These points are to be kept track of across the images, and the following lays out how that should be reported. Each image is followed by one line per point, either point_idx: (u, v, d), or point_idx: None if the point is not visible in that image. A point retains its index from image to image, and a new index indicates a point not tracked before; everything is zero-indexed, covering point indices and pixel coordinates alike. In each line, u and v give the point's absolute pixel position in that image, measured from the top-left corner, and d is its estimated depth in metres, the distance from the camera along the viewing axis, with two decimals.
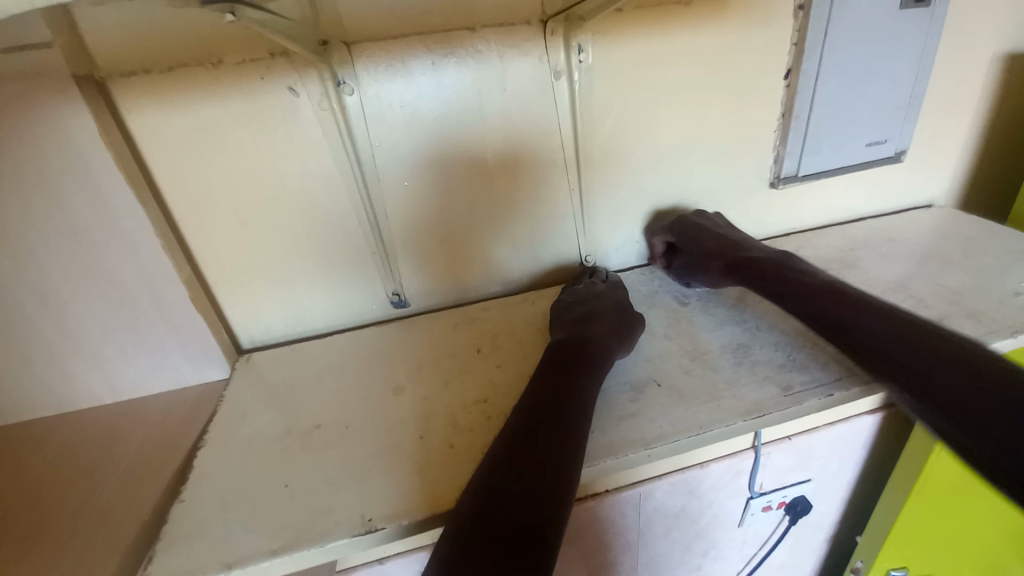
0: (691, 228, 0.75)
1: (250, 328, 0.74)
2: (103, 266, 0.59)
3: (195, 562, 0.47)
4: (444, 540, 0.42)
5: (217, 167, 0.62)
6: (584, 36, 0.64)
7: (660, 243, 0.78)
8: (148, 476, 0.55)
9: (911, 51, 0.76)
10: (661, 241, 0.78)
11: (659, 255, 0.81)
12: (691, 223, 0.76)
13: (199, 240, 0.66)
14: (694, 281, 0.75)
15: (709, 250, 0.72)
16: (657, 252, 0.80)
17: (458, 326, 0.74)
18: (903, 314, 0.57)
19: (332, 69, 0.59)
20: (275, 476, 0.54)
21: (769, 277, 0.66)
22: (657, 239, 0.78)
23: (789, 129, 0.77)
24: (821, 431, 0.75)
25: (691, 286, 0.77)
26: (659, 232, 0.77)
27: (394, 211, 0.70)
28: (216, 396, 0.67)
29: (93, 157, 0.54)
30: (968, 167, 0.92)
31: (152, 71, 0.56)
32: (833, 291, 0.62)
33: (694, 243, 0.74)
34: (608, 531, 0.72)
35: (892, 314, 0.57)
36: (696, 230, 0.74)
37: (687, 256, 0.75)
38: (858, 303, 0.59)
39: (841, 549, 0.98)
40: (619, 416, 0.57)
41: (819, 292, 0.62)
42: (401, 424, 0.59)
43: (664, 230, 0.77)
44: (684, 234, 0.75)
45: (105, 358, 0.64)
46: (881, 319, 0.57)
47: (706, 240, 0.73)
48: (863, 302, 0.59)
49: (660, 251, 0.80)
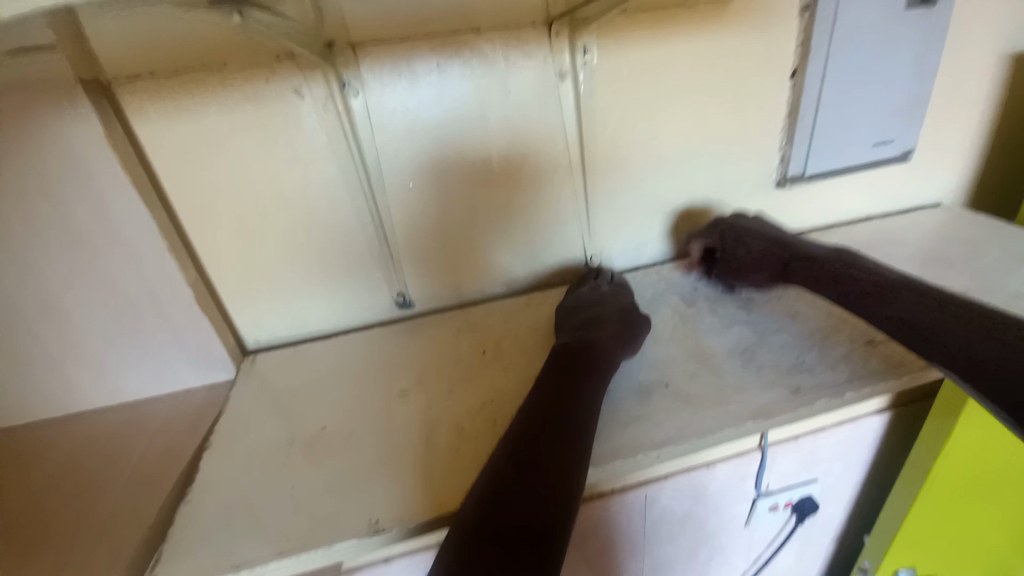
0: (733, 230, 0.73)
1: (255, 332, 0.75)
2: (110, 270, 0.59)
3: (202, 565, 0.47)
4: (448, 545, 0.42)
5: (222, 171, 0.62)
6: (588, 37, 0.64)
7: (698, 249, 0.75)
8: (153, 482, 0.56)
9: (917, 51, 0.75)
10: (701, 247, 0.75)
11: (693, 262, 0.77)
12: (732, 226, 0.74)
13: (204, 244, 0.67)
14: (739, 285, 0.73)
15: (756, 253, 0.71)
16: (693, 258, 0.76)
17: (463, 328, 0.74)
18: (927, 295, 0.56)
19: (337, 71, 0.59)
20: (281, 480, 0.54)
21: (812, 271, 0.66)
22: (696, 244, 0.75)
23: (795, 130, 0.77)
24: (827, 433, 0.75)
25: (735, 290, 0.75)
26: (699, 238, 0.75)
27: (398, 213, 0.70)
28: (221, 400, 0.68)
29: (99, 162, 0.55)
30: (975, 167, 0.92)
31: (156, 75, 0.56)
32: (856, 273, 0.62)
33: (740, 248, 0.72)
34: (614, 534, 0.72)
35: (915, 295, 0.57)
36: (741, 232, 0.73)
37: (732, 261, 0.73)
38: (880, 285, 0.60)
39: (848, 551, 0.98)
40: (625, 420, 0.57)
41: (851, 281, 0.62)
42: (406, 428, 0.59)
43: (704, 235, 0.75)
44: (729, 238, 0.73)
45: (112, 362, 0.64)
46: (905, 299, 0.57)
47: (749, 243, 0.72)
48: (886, 283, 0.60)
49: (697, 257, 0.76)
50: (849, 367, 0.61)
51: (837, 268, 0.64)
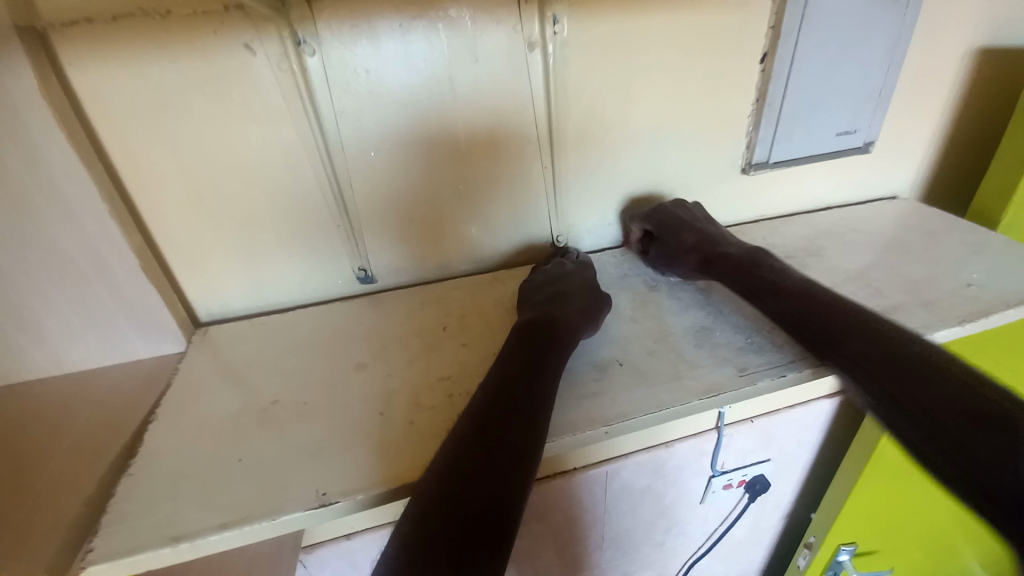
0: (669, 220, 0.75)
1: (209, 302, 0.72)
2: (43, 232, 0.55)
3: (140, 538, 0.46)
4: (409, 518, 0.41)
5: (170, 130, 0.59)
6: (560, 8, 0.62)
7: (638, 231, 0.78)
8: (92, 451, 0.53)
9: (883, 41, 0.76)
10: (639, 229, 0.78)
11: (634, 242, 0.80)
12: (669, 214, 0.75)
13: (150, 208, 0.63)
14: (668, 273, 0.75)
15: (685, 243, 0.73)
16: (633, 239, 0.80)
17: (426, 304, 0.73)
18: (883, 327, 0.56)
19: (292, 26, 0.56)
20: (228, 452, 0.53)
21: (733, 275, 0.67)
22: (636, 225, 0.78)
23: (762, 115, 0.77)
24: (782, 414, 0.78)
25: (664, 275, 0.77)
26: (637, 220, 0.78)
27: (361, 184, 0.67)
28: (169, 368, 0.65)
29: (28, 114, 0.50)
30: (931, 161, 0.95)
31: (95, 22, 0.52)
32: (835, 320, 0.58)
33: (670, 236, 0.74)
34: (575, 508, 0.74)
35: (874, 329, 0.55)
36: (672, 220, 0.75)
37: (663, 246, 0.75)
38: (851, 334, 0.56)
39: (797, 526, 1.03)
40: (581, 395, 0.58)
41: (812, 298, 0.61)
42: (361, 401, 0.58)
43: (643, 218, 0.77)
44: (661, 225, 0.75)
45: (49, 331, 0.60)
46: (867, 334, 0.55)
47: (682, 234, 0.73)
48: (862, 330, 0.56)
49: (637, 238, 0.80)
50: (799, 349, 0.63)
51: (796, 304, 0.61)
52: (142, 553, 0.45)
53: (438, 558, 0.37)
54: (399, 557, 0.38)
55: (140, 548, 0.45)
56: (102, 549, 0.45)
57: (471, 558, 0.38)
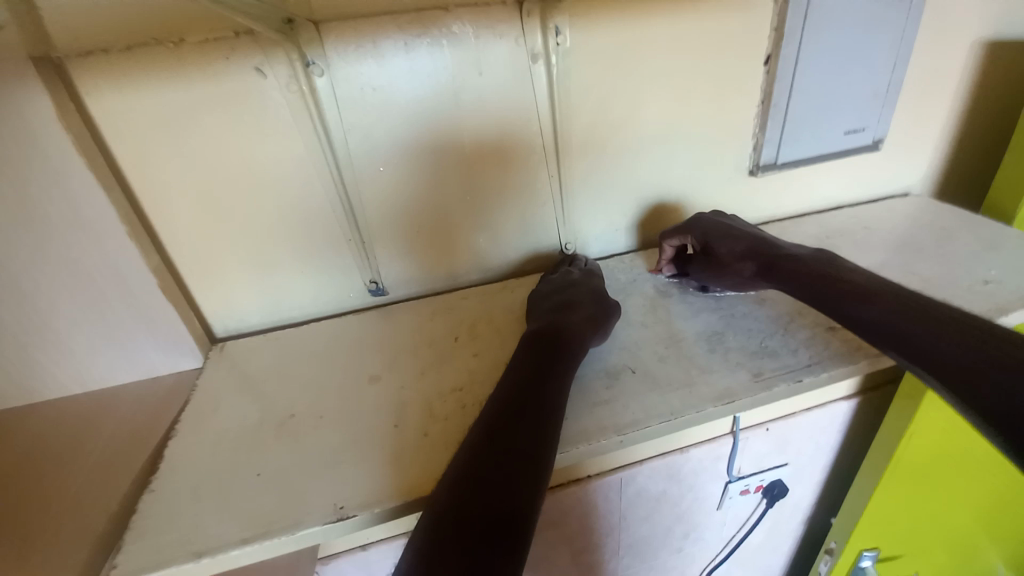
0: (712, 230, 0.72)
1: (225, 318, 0.74)
2: (67, 256, 0.57)
3: (163, 554, 0.46)
4: (423, 529, 0.41)
5: (184, 153, 0.61)
6: (561, 19, 0.63)
7: (672, 248, 0.74)
8: (113, 468, 0.54)
9: (888, 38, 0.76)
10: (674, 245, 0.74)
11: (668, 261, 0.76)
12: (708, 225, 0.73)
13: (166, 228, 0.65)
14: (713, 285, 0.72)
15: (734, 253, 0.68)
16: (666, 257, 0.76)
17: (437, 314, 0.74)
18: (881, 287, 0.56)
19: (300, 49, 0.57)
20: (246, 466, 0.54)
21: (793, 279, 0.62)
22: (670, 243, 0.74)
23: (768, 117, 0.77)
24: (799, 416, 0.77)
25: (708, 290, 0.73)
26: (675, 236, 0.74)
27: (371, 198, 0.69)
28: (187, 385, 0.66)
29: (51, 142, 0.52)
30: (943, 155, 0.93)
31: (111, 51, 0.54)
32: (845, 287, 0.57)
33: (716, 248, 0.70)
34: (590, 515, 0.74)
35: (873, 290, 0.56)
36: (714, 231, 0.72)
37: (707, 259, 0.71)
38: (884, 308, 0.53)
39: (818, 530, 1.01)
40: (593, 402, 0.58)
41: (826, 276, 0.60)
42: (375, 413, 0.59)
43: (680, 233, 0.74)
44: (704, 237, 0.72)
45: (72, 350, 0.62)
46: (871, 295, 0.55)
47: (729, 242, 0.69)
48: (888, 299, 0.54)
49: (671, 255, 0.76)
50: (812, 352, 0.62)
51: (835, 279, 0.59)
52: (165, 568, 0.45)
53: (452, 568, 0.37)
54: (413, 566, 0.38)
55: (164, 562, 0.46)
56: (126, 565, 0.46)
57: (485, 566, 0.38)
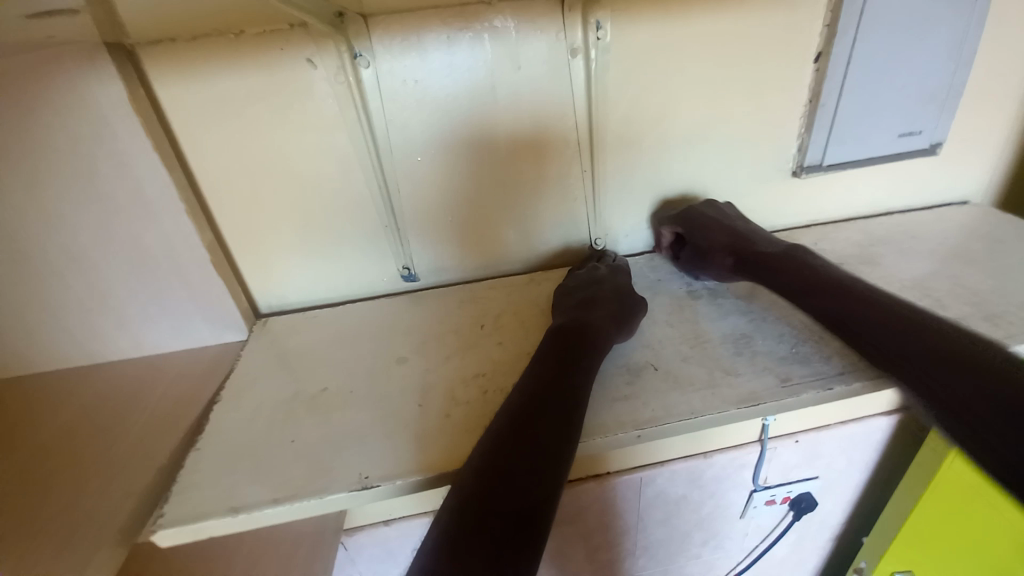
0: (702, 223, 0.72)
1: (269, 295, 0.78)
2: (131, 228, 0.62)
3: (203, 507, 0.51)
4: (447, 512, 0.43)
5: (237, 138, 0.65)
6: (602, 14, 0.63)
7: (669, 235, 0.75)
8: (162, 428, 0.59)
9: (953, 35, 0.71)
10: (670, 232, 0.75)
11: (664, 247, 0.78)
12: (699, 216, 0.73)
13: (219, 208, 0.69)
14: (703, 274, 0.73)
15: (715, 245, 0.70)
16: (664, 244, 0.77)
17: (465, 302, 0.76)
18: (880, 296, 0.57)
19: (349, 42, 0.60)
20: (281, 433, 0.58)
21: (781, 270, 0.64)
22: (665, 229, 0.75)
23: (815, 116, 0.74)
24: (831, 429, 0.75)
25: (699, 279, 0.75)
26: (669, 224, 0.75)
27: (406, 188, 0.71)
28: (232, 356, 0.71)
29: (119, 122, 0.56)
30: (1009, 164, 0.87)
31: (177, 41, 0.58)
32: (837, 293, 0.59)
33: (704, 238, 0.71)
34: (607, 513, 0.74)
35: (872, 300, 0.56)
36: (705, 224, 0.72)
37: (699, 248, 0.72)
38: (866, 338, 0.55)
39: (845, 550, 0.97)
40: (613, 397, 0.58)
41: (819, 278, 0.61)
42: (401, 393, 0.61)
43: (673, 221, 0.74)
44: (695, 227, 0.72)
45: (135, 316, 0.67)
46: (880, 312, 0.55)
47: (713, 233, 0.71)
48: (867, 324, 0.55)
49: (667, 242, 0.77)
50: (845, 362, 0.60)
51: (829, 297, 0.58)
52: (206, 520, 0.50)
53: (477, 553, 0.39)
54: (438, 546, 0.40)
55: (204, 516, 0.50)
56: (170, 516, 0.50)
57: (506, 553, 0.39)
